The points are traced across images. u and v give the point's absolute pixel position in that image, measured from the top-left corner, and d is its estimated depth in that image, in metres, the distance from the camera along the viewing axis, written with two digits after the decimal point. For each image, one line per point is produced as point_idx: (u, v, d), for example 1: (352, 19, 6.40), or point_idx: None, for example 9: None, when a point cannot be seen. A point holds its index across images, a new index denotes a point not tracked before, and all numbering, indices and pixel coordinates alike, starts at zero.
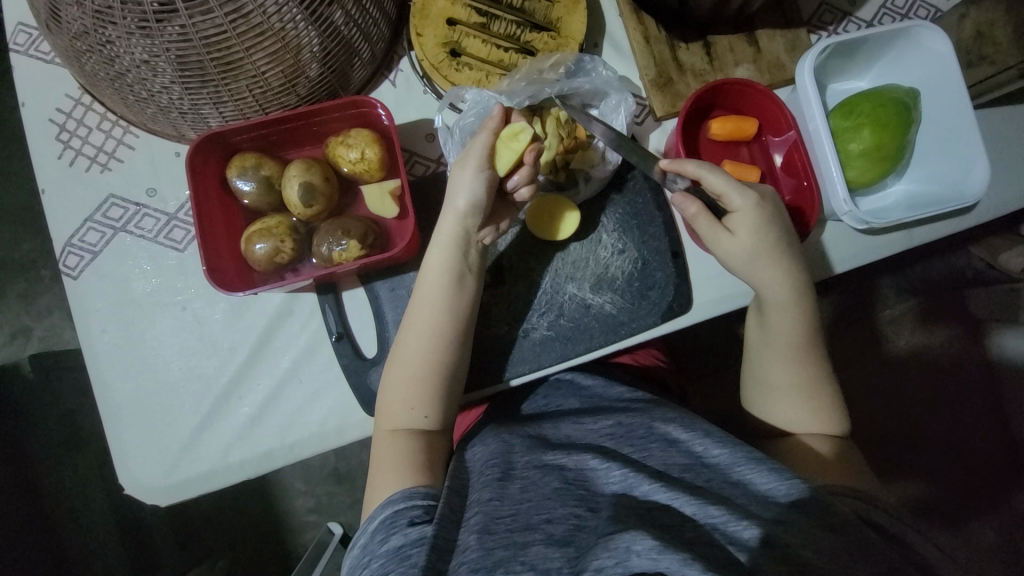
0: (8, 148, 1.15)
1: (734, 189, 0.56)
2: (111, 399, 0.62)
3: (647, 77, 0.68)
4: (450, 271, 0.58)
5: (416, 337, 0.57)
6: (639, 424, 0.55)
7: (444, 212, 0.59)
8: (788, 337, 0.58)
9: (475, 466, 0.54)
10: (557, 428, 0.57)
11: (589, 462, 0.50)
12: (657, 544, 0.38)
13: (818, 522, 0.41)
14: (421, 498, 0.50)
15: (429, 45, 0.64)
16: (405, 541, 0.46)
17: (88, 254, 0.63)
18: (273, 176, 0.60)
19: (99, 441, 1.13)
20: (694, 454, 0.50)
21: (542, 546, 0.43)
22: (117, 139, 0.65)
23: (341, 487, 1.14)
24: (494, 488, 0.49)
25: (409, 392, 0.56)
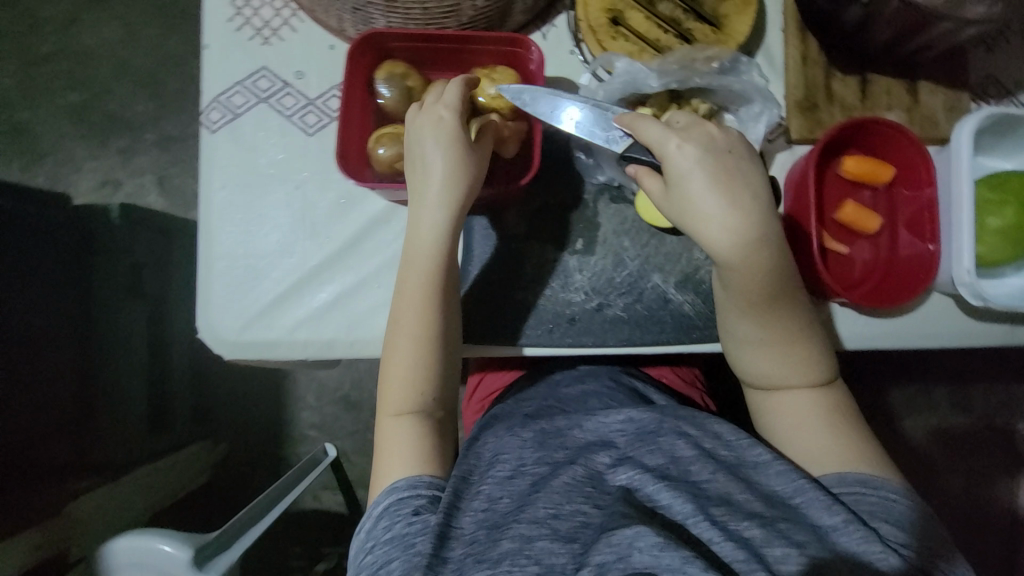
0: (151, 23, 1.26)
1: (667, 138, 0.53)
2: (211, 251, 0.67)
3: (793, 96, 0.67)
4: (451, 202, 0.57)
5: (420, 313, 0.57)
6: (650, 420, 0.54)
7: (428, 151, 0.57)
8: (745, 289, 0.53)
9: (483, 456, 0.55)
10: (569, 419, 0.56)
11: (597, 459, 0.51)
12: (659, 542, 0.43)
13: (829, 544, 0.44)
14: (425, 487, 0.53)
15: (593, 7, 0.65)
16: (409, 530, 0.49)
17: (230, 114, 0.68)
18: (415, 88, 0.63)
19: (158, 299, 1.21)
20: (703, 448, 0.51)
21: (548, 541, 0.46)
22: (284, 18, 0.69)
23: (348, 414, 1.19)
24: (502, 485, 0.51)
25: (412, 366, 0.56)
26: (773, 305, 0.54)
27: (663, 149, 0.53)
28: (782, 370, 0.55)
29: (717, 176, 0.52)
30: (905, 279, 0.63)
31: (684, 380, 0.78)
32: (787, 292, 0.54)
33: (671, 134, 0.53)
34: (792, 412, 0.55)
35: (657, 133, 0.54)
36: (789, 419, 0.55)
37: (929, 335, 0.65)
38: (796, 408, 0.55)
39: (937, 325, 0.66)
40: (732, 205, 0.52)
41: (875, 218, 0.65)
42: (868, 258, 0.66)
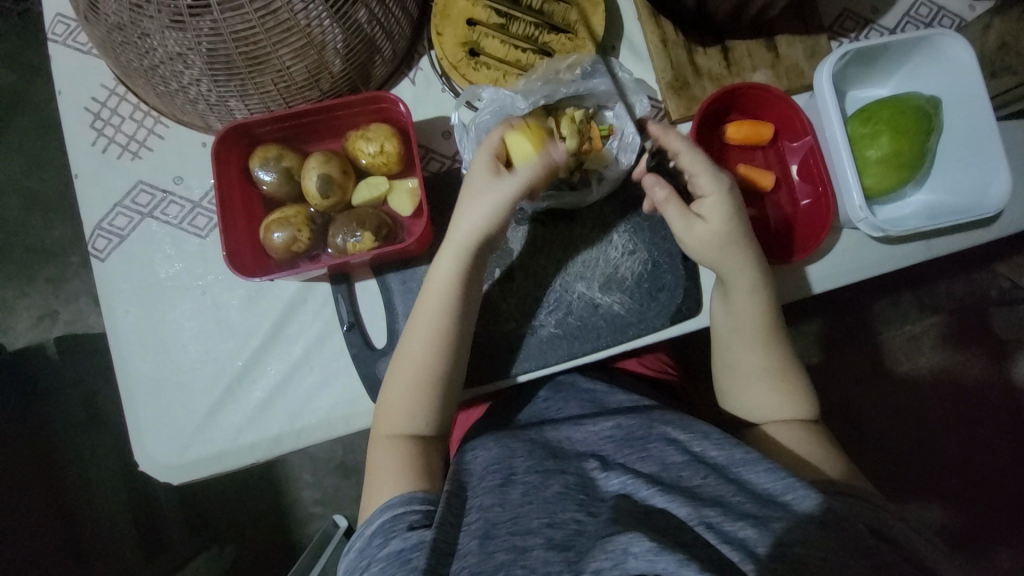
0: (44, 143, 1.20)
1: (707, 172, 0.57)
2: (131, 379, 0.65)
3: (664, 80, 0.68)
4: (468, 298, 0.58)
5: (411, 342, 0.57)
6: (639, 426, 0.54)
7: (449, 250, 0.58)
8: (750, 318, 0.59)
9: (476, 471, 0.53)
10: (556, 430, 0.57)
11: (589, 466, 0.51)
12: (654, 545, 0.39)
13: (819, 523, 0.41)
14: (420, 502, 0.51)
15: (448, 44, 0.65)
16: (405, 545, 0.46)
17: (116, 238, 0.66)
18: (293, 167, 0.62)
19: (117, 423, 1.16)
20: (693, 453, 0.50)
21: (543, 551, 0.43)
22: (148, 128, 0.68)
23: (348, 480, 1.14)
24: (495, 494, 0.49)
25: (406, 395, 0.56)
26: (768, 336, 0.59)
27: (708, 189, 0.58)
28: (780, 401, 0.57)
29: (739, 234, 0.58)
30: (810, 228, 0.65)
31: (654, 368, 0.76)
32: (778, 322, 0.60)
33: (711, 168, 0.57)
34: (787, 432, 0.55)
35: (695, 167, 0.57)
36: (785, 435, 0.54)
37: (850, 274, 0.67)
38: (789, 432, 0.55)
39: (856, 262, 0.67)
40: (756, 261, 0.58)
41: (770, 173, 0.66)
42: (777, 214, 0.68)
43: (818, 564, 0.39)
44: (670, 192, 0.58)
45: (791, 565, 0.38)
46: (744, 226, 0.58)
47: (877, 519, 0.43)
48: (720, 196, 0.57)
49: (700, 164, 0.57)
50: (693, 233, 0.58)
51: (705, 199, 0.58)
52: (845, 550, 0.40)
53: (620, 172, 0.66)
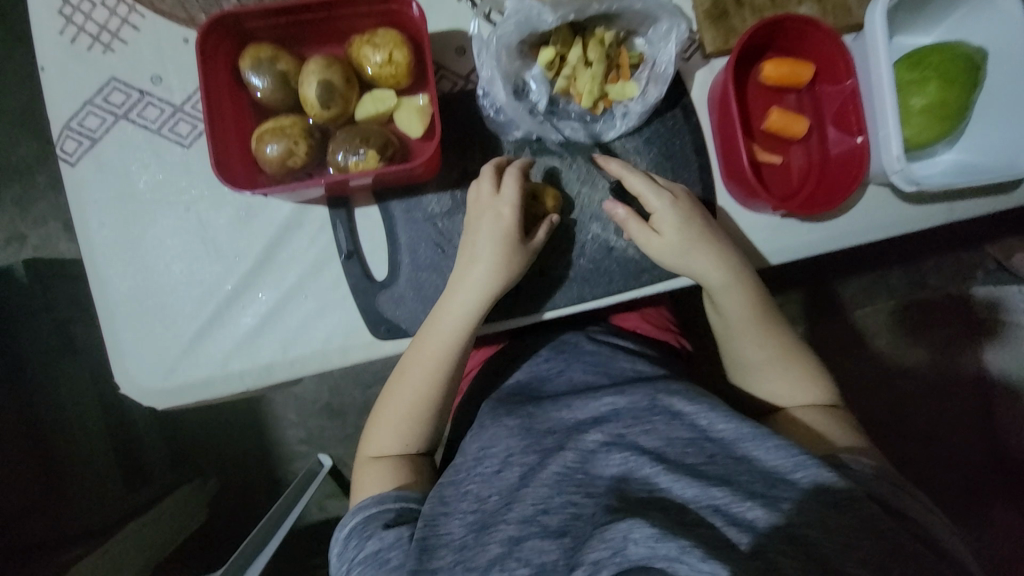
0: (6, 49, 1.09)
1: (649, 190, 0.59)
2: (108, 298, 0.60)
3: (702, 7, 0.63)
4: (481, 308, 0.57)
5: (418, 370, 0.57)
6: (643, 396, 0.52)
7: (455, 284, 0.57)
8: (742, 310, 0.58)
9: (470, 454, 0.53)
10: (554, 403, 0.55)
11: (585, 443, 0.49)
12: (655, 532, 0.39)
13: (830, 504, 0.40)
14: (393, 501, 0.51)
15: None
16: (381, 544, 0.47)
17: (87, 141, 0.59)
18: (289, 71, 0.56)
19: (95, 353, 1.12)
20: (699, 428, 0.48)
21: (538, 540, 0.44)
22: (121, 17, 0.59)
23: (333, 422, 1.13)
24: (492, 482, 0.50)
25: (415, 407, 0.57)
26: (764, 325, 0.58)
27: (659, 205, 0.59)
28: (790, 385, 0.56)
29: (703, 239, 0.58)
30: (837, 181, 0.62)
31: (656, 325, 0.75)
32: (771, 310, 0.59)
33: (652, 186, 0.59)
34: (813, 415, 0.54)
35: (641, 186, 0.59)
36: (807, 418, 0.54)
37: (870, 232, 0.65)
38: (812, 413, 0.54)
39: (878, 220, 0.65)
40: (724, 263, 0.58)
41: (804, 119, 0.62)
42: (803, 163, 0.65)
43: (828, 556, 0.38)
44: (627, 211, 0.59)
45: (794, 540, 0.39)
46: (700, 236, 0.58)
47: (889, 496, 0.43)
48: (668, 211, 0.58)
49: (643, 184, 0.59)
50: (650, 247, 0.59)
51: (655, 216, 0.59)
52: (860, 533, 0.39)
53: (647, 106, 0.61)
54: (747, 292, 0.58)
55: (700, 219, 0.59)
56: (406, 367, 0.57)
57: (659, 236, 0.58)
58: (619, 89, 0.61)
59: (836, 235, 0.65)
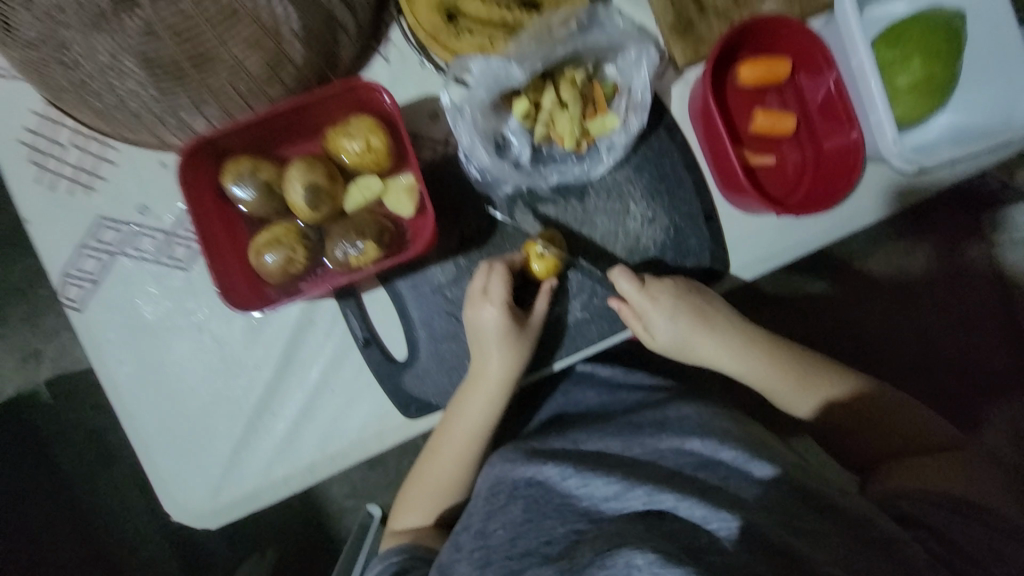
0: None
1: (636, 295, 0.59)
2: (140, 431, 0.60)
3: (665, 21, 0.61)
4: (499, 395, 0.58)
5: (445, 450, 0.59)
6: (651, 423, 0.55)
7: (472, 387, 0.58)
8: (769, 373, 0.59)
9: (481, 491, 0.53)
10: (563, 436, 0.56)
11: (586, 470, 0.49)
12: (658, 558, 0.37)
13: (849, 534, 0.42)
14: (395, 554, 0.55)
15: (421, 9, 0.57)
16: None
17: (89, 283, 0.59)
18: (273, 179, 0.55)
19: (129, 455, 1.11)
20: (706, 453, 0.49)
21: (537, 568, 0.44)
22: (96, 155, 0.60)
23: (374, 472, 1.12)
24: (498, 518, 0.49)
25: (445, 484, 0.59)
26: (798, 379, 0.59)
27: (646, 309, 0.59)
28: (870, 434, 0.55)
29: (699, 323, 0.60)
30: (836, 174, 0.61)
31: None
32: (797, 356, 0.60)
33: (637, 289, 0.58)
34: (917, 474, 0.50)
35: (629, 291, 0.59)
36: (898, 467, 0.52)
37: (879, 211, 0.64)
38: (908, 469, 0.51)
39: (885, 198, 0.63)
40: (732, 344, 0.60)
41: (790, 116, 0.61)
42: (798, 158, 0.63)
43: None
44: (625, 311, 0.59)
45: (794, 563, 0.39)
46: (690, 311, 0.59)
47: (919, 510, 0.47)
48: (662, 308, 0.58)
49: (636, 288, 0.59)
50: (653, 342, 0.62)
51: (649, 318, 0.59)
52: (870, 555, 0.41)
53: (631, 137, 0.60)
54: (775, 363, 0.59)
55: (691, 305, 0.60)
56: (434, 451, 0.59)
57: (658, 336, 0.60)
58: (602, 122, 0.60)
59: (846, 221, 0.63)
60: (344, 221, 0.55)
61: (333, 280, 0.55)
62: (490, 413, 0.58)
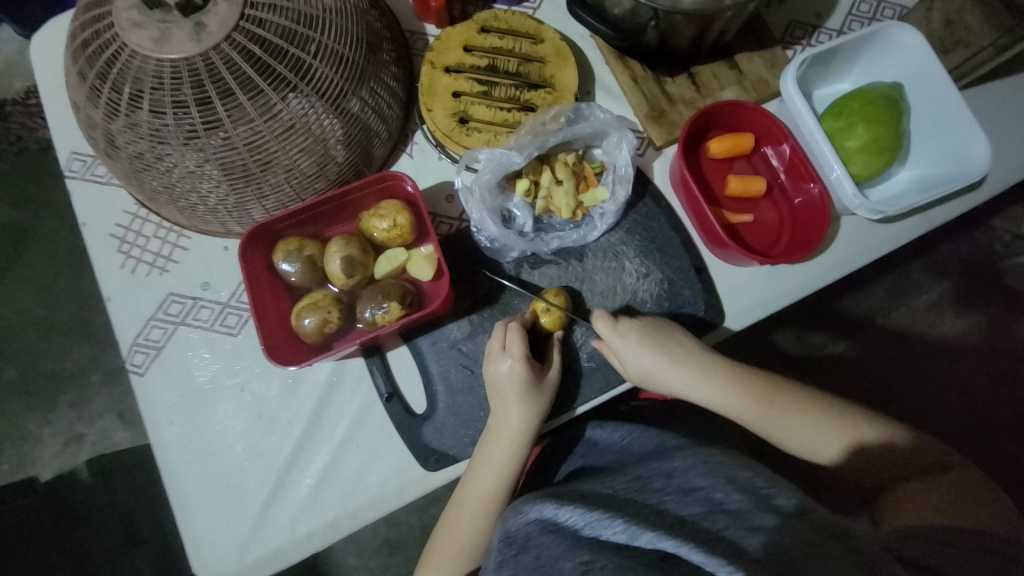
0: (53, 266, 1.22)
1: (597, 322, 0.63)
2: (180, 488, 0.65)
3: (641, 112, 0.73)
4: (516, 445, 0.61)
5: (468, 508, 0.60)
6: (659, 476, 0.53)
7: (492, 437, 0.62)
8: (743, 400, 0.61)
9: (491, 542, 0.52)
10: (574, 486, 0.55)
11: (589, 510, 0.47)
12: None
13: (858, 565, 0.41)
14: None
15: (439, 117, 0.71)
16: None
17: (153, 351, 0.68)
18: (315, 254, 0.65)
19: (155, 537, 1.11)
20: (713, 501, 0.47)
21: None
22: (172, 243, 0.72)
23: (395, 557, 1.09)
24: (507, 568, 0.48)
25: (466, 545, 0.60)
26: (768, 400, 0.60)
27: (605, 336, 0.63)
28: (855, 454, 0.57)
29: (657, 347, 0.62)
30: (810, 225, 0.68)
31: None
32: (767, 381, 0.62)
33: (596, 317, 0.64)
34: (923, 506, 0.50)
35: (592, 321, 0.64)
36: (900, 492, 0.53)
37: (859, 257, 0.69)
38: (907, 495, 0.51)
39: (863, 245, 0.69)
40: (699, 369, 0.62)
41: (760, 179, 0.70)
42: (775, 215, 0.71)
43: None
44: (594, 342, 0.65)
45: None
46: (654, 340, 0.63)
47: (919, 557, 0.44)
48: (627, 337, 0.63)
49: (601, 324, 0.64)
50: (631, 374, 0.64)
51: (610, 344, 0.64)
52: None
53: (620, 204, 0.69)
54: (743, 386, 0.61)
55: (649, 331, 0.63)
56: (457, 511, 0.61)
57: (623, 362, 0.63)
58: (593, 194, 0.69)
59: (829, 266, 0.68)
60: (375, 287, 0.64)
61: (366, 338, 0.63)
62: (511, 466, 0.61)
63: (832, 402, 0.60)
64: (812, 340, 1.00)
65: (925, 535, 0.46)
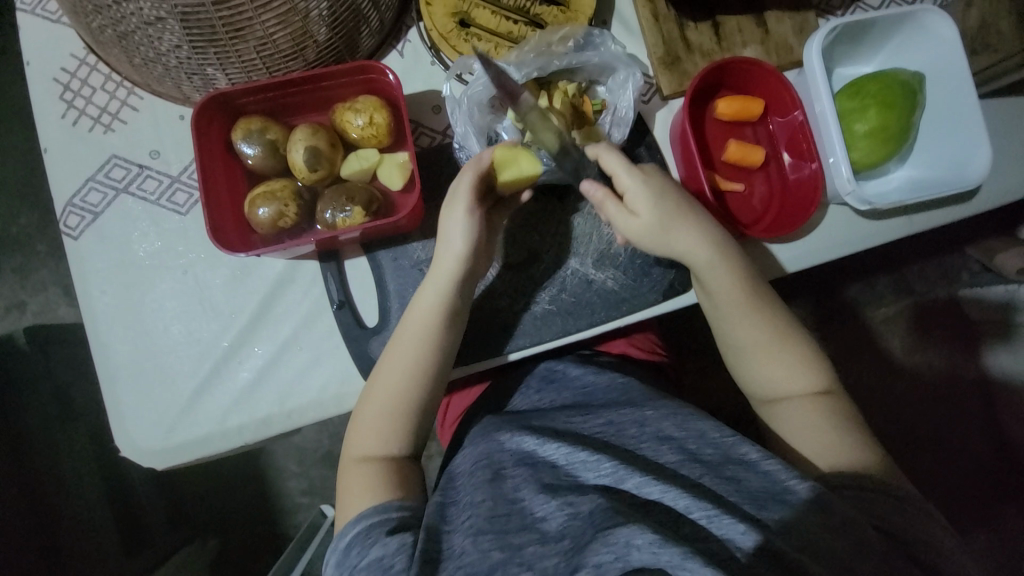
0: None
1: (622, 169, 0.59)
2: (109, 361, 0.62)
3: (655, 55, 0.68)
4: (451, 297, 0.58)
5: (401, 348, 0.57)
6: (631, 423, 0.54)
7: (440, 256, 0.58)
8: (732, 295, 0.58)
9: (465, 470, 0.54)
10: (548, 420, 0.57)
11: (576, 455, 0.50)
12: (657, 538, 0.39)
13: (817, 516, 0.42)
14: (395, 509, 0.50)
15: (438, 15, 0.64)
16: (386, 551, 0.46)
17: (89, 215, 0.63)
18: (278, 140, 0.60)
19: (91, 415, 1.08)
20: (687, 451, 0.50)
21: (538, 545, 0.44)
22: (121, 100, 0.65)
23: (335, 470, 1.10)
24: (486, 488, 0.49)
25: (399, 400, 0.56)
26: (750, 304, 0.58)
27: (627, 186, 0.59)
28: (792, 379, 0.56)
29: (683, 209, 0.59)
30: (799, 204, 0.66)
31: (644, 349, 0.75)
32: (761, 290, 0.59)
33: (624, 164, 0.59)
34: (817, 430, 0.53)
35: (614, 164, 0.59)
36: (801, 431, 0.53)
37: (837, 248, 0.68)
38: (805, 415, 0.54)
39: (844, 236, 0.68)
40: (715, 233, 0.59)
41: (760, 149, 0.67)
42: (765, 190, 0.69)
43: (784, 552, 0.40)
44: (604, 193, 0.60)
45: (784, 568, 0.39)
46: (674, 210, 0.59)
47: (876, 511, 0.45)
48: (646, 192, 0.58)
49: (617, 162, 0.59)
50: (632, 230, 0.60)
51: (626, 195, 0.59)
52: (851, 553, 0.40)
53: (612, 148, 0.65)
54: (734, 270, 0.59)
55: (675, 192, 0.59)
56: (387, 359, 0.57)
57: (634, 216, 0.59)
58: (589, 130, 0.64)
59: (807, 251, 0.68)
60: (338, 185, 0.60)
61: (320, 236, 0.58)
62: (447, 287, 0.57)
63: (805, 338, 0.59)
64: None
65: (861, 481, 0.47)
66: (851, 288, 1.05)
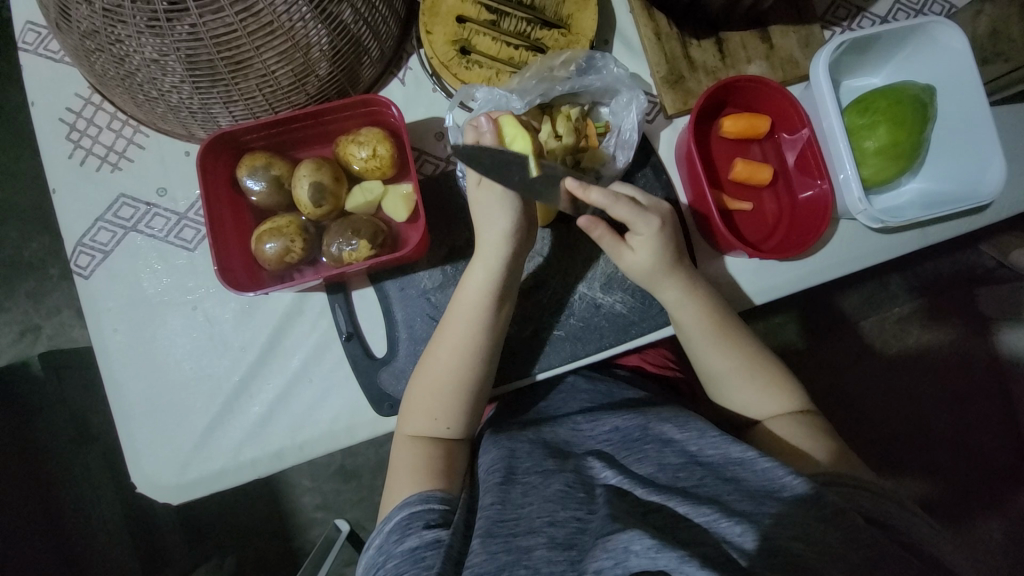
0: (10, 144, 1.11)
1: (638, 218, 0.55)
2: (121, 399, 0.63)
3: (658, 74, 0.67)
4: (497, 289, 0.57)
5: (453, 324, 0.56)
6: (636, 428, 0.54)
7: (485, 236, 0.58)
8: (699, 322, 0.58)
9: (480, 473, 0.53)
10: (556, 431, 0.57)
11: (590, 464, 0.50)
12: (655, 543, 0.36)
13: (812, 514, 0.39)
14: (438, 501, 0.49)
15: (438, 42, 0.64)
16: (421, 543, 0.45)
17: (99, 254, 0.64)
18: (283, 175, 0.60)
19: (108, 435, 1.10)
20: (689, 453, 0.48)
21: (546, 550, 0.41)
22: (127, 138, 0.65)
23: (348, 485, 1.10)
24: (496, 492, 0.48)
25: (444, 379, 0.56)
26: (721, 332, 0.58)
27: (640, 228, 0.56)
28: (768, 393, 0.56)
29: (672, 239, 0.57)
30: (809, 226, 0.65)
31: (656, 364, 0.74)
32: (730, 318, 0.59)
33: (639, 212, 0.55)
34: (787, 425, 0.54)
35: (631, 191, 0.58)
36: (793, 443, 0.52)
37: (847, 264, 0.67)
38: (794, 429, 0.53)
39: (856, 252, 0.67)
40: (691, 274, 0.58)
41: (767, 167, 0.66)
42: (774, 207, 0.68)
43: (803, 556, 0.36)
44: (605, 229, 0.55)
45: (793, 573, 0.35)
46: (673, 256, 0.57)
47: (871, 507, 0.41)
48: (654, 226, 0.56)
49: (630, 210, 0.54)
50: (626, 263, 0.58)
51: (636, 236, 0.56)
52: (843, 541, 0.37)
53: (618, 171, 0.64)
54: (703, 301, 0.58)
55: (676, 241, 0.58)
56: (436, 342, 0.57)
57: (632, 253, 0.57)
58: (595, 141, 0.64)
59: (819, 267, 0.66)
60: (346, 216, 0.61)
61: (330, 272, 0.59)
62: (500, 267, 0.57)
63: (772, 359, 0.58)
64: (788, 336, 1.00)
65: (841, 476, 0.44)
66: (865, 287, 1.01)
